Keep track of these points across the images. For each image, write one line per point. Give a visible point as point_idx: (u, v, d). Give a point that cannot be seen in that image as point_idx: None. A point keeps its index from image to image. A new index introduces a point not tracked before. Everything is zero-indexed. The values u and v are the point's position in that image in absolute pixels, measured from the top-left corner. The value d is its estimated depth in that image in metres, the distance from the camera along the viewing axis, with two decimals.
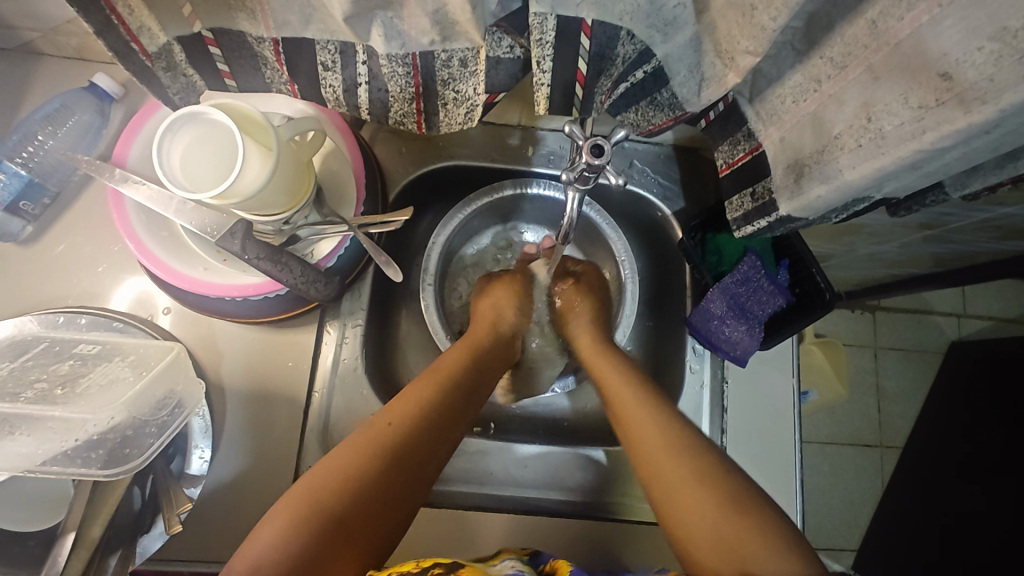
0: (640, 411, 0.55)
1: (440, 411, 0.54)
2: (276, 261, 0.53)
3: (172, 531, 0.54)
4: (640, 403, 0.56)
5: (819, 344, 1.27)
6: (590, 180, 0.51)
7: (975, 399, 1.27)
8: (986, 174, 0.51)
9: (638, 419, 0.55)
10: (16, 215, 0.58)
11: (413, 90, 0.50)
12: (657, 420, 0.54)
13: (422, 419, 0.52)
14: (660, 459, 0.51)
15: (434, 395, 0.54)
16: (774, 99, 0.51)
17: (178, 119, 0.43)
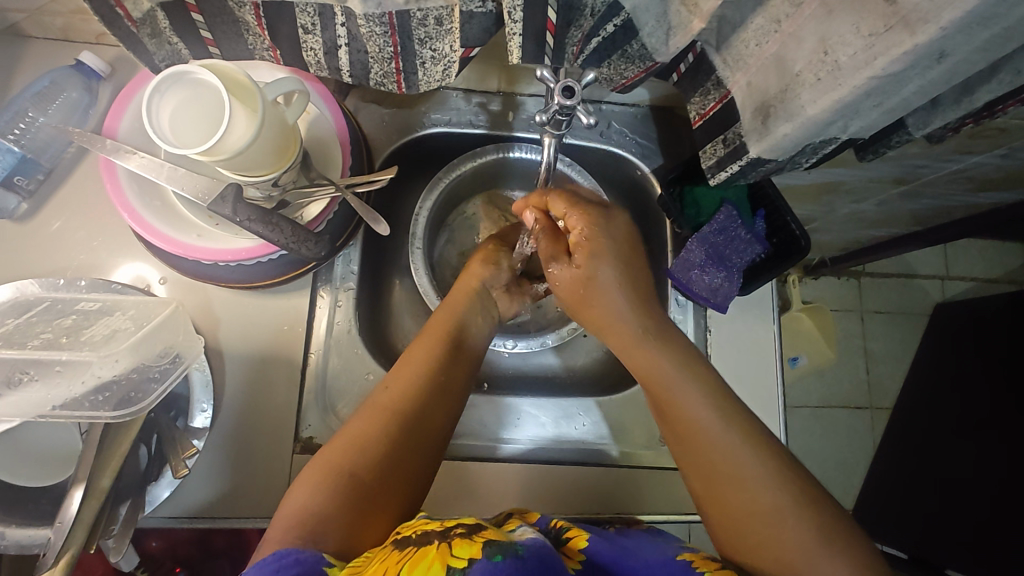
0: (708, 438, 0.50)
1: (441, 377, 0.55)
2: (266, 222, 0.54)
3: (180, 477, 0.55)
4: (717, 429, 0.50)
5: (806, 310, 1.30)
6: (564, 126, 0.53)
7: (959, 355, 1.31)
8: (947, 110, 0.54)
9: (706, 442, 0.50)
10: (11, 191, 0.60)
11: (392, 50, 0.51)
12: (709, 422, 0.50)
13: (418, 388, 0.54)
14: (735, 491, 0.48)
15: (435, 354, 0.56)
16: (738, 44, 0.52)
17: (164, 80, 0.44)
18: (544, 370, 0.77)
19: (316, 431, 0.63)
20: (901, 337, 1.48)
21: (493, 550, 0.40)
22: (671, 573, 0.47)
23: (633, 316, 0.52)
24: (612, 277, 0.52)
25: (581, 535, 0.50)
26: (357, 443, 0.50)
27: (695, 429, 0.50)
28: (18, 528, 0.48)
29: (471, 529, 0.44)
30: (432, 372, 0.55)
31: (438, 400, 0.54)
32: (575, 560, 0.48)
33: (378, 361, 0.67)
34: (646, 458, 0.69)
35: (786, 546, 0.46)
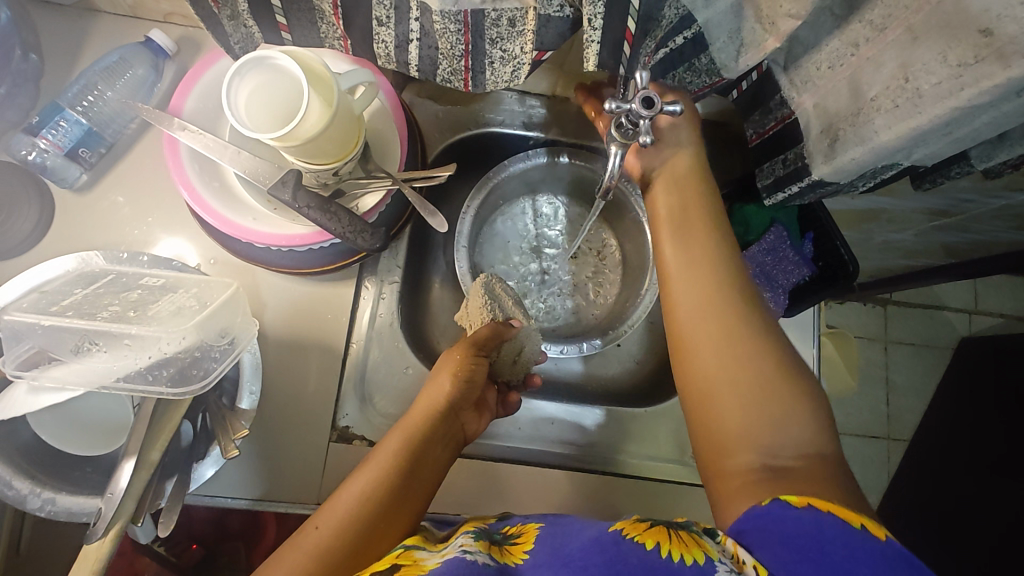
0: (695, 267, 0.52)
1: (396, 495, 0.50)
2: (325, 211, 0.54)
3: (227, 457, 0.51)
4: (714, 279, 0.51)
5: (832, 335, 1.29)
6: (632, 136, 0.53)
7: (985, 393, 1.29)
8: (1013, 145, 0.53)
9: (696, 294, 0.51)
10: (75, 162, 0.60)
11: (463, 47, 0.51)
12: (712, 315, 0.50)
13: (365, 512, 0.49)
14: (704, 340, 0.49)
15: (386, 481, 0.51)
16: (810, 65, 0.52)
17: (247, 63, 0.44)
18: (576, 377, 0.77)
19: (353, 421, 0.64)
20: (924, 370, 1.47)
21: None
22: (611, 546, 0.42)
23: (695, 155, 0.58)
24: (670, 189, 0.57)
25: (528, 538, 0.48)
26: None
27: (686, 288, 0.51)
28: (68, 496, 0.47)
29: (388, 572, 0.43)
30: (378, 494, 0.50)
31: (398, 509, 0.50)
32: (517, 555, 0.46)
33: (416, 355, 0.67)
34: (675, 473, 0.69)
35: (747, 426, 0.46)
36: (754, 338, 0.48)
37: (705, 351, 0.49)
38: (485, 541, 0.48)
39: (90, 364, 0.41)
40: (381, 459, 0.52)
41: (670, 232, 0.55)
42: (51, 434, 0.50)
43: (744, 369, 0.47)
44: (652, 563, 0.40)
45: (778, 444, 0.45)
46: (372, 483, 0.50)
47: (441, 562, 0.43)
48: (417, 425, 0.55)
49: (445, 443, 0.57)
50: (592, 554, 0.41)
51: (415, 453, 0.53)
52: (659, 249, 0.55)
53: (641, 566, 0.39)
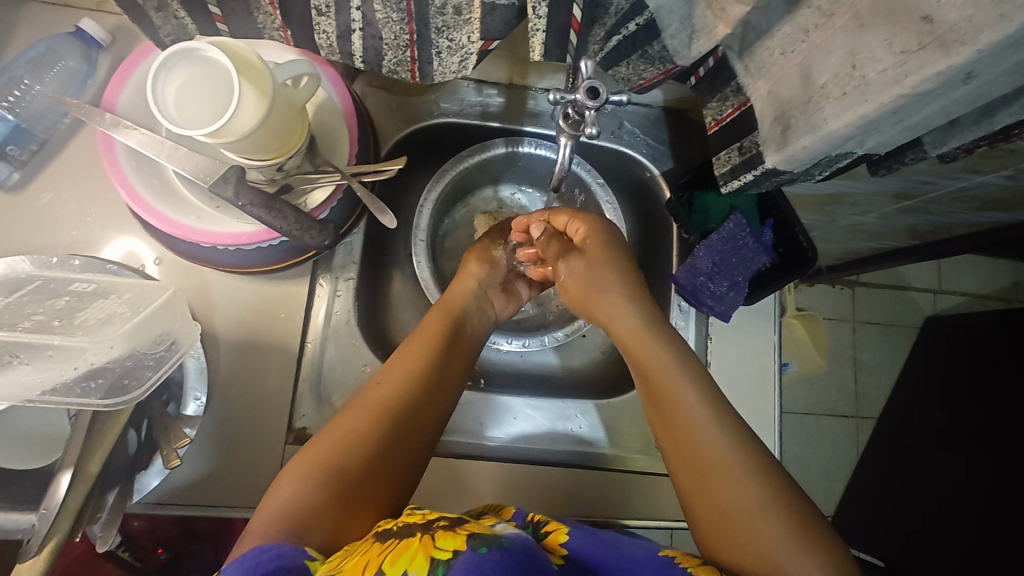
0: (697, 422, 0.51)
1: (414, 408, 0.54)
2: (270, 208, 0.52)
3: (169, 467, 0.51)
4: (704, 418, 0.51)
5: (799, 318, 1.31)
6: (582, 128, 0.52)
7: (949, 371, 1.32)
8: (964, 131, 0.53)
9: (688, 412, 0.51)
10: (4, 160, 0.58)
11: (407, 37, 0.49)
12: (703, 413, 0.51)
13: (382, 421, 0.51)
14: (699, 436, 0.50)
15: (401, 398, 0.53)
16: (762, 52, 0.51)
17: (174, 55, 0.43)
18: (541, 369, 0.76)
19: (310, 422, 0.62)
20: (891, 349, 1.51)
21: (478, 541, 0.37)
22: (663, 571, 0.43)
23: (641, 312, 0.58)
24: (610, 282, 0.60)
25: (560, 529, 0.48)
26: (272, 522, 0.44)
27: (682, 407, 0.52)
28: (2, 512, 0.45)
29: (454, 521, 0.42)
30: (396, 406, 0.53)
31: (414, 419, 0.53)
32: (556, 555, 0.46)
33: (375, 352, 0.66)
34: (641, 463, 0.69)
35: (764, 545, 0.45)
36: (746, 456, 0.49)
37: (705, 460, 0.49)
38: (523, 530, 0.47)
39: (13, 377, 0.39)
40: (394, 377, 0.55)
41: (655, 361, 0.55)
42: None
43: (735, 470, 0.48)
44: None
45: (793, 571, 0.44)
46: (391, 400, 0.53)
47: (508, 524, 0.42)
48: (428, 337, 0.58)
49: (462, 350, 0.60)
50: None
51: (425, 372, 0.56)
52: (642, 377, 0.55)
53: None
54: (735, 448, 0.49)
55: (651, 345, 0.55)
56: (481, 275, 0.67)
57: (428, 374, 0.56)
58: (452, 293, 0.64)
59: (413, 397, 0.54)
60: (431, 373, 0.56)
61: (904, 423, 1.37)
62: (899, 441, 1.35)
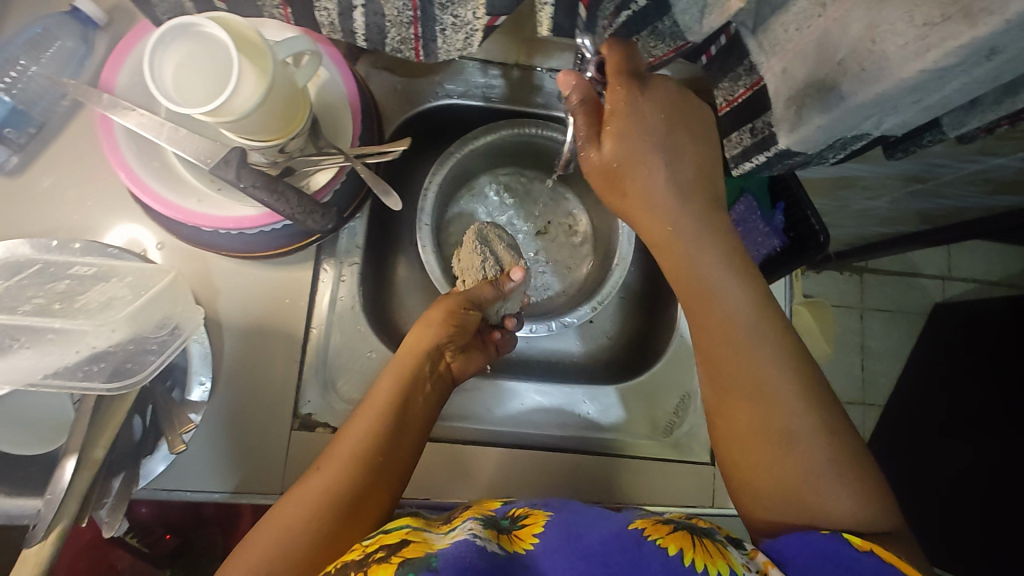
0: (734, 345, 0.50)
1: (375, 468, 0.52)
2: (272, 190, 0.51)
3: (175, 453, 0.52)
4: (739, 339, 0.50)
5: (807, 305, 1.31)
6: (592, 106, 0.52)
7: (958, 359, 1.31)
8: (985, 110, 0.52)
9: (727, 330, 0.50)
10: (2, 143, 0.57)
11: (411, 12, 0.48)
12: (750, 335, 0.49)
13: (355, 472, 0.51)
14: (736, 358, 0.49)
15: (366, 455, 0.52)
16: (777, 27, 0.50)
17: (169, 31, 0.41)
18: (549, 355, 0.76)
19: (315, 408, 0.62)
20: (899, 336, 1.51)
21: (405, 570, 0.40)
22: (632, 544, 0.43)
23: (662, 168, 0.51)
24: (655, 169, 0.51)
25: (537, 521, 0.47)
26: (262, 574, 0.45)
27: (720, 327, 0.50)
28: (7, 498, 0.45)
29: (392, 548, 0.43)
30: (356, 471, 0.51)
31: (382, 473, 0.52)
32: (525, 543, 0.45)
33: (381, 338, 0.65)
34: (651, 450, 0.68)
35: (803, 484, 0.46)
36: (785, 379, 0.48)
37: (738, 415, 0.49)
38: (492, 528, 0.47)
39: (15, 360, 0.38)
40: (352, 436, 0.53)
41: (697, 255, 0.52)
42: None
43: (772, 399, 0.48)
44: (674, 567, 0.42)
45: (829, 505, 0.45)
46: (353, 458, 0.51)
47: (450, 544, 0.43)
48: (390, 395, 0.56)
49: (419, 419, 0.57)
50: (614, 551, 0.43)
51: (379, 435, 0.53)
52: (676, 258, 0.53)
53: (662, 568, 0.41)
54: (776, 368, 0.48)
55: (683, 249, 0.52)
56: (440, 338, 0.60)
57: (376, 440, 0.53)
58: (410, 349, 0.59)
59: (374, 459, 0.52)
60: (392, 416, 0.54)
61: (908, 409, 1.37)
62: (904, 425, 1.35)
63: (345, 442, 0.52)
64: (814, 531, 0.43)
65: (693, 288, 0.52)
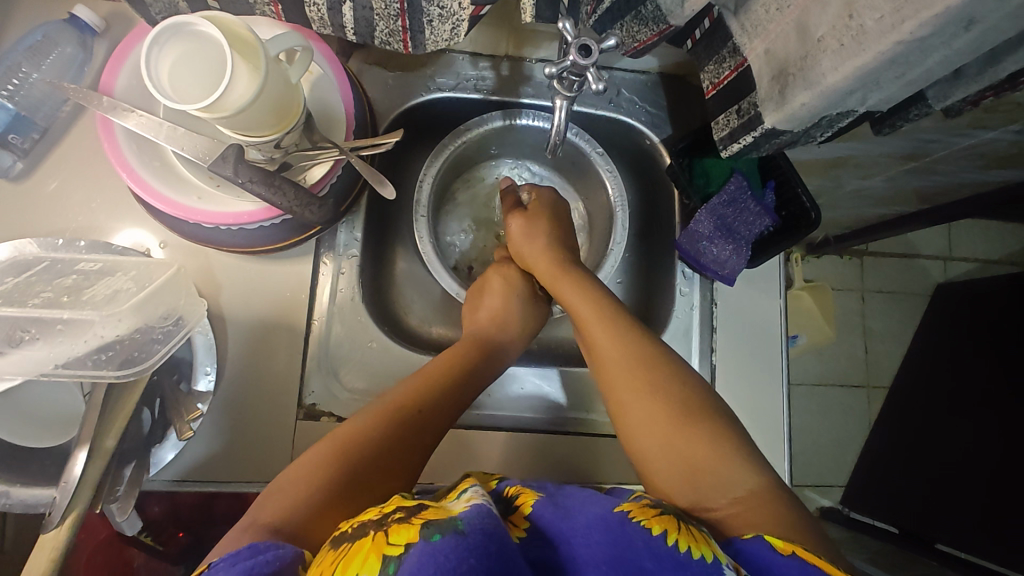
0: (609, 342, 0.57)
1: (424, 417, 0.53)
2: (269, 184, 0.53)
3: (184, 439, 0.56)
4: (618, 342, 0.57)
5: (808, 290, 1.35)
6: (578, 87, 0.53)
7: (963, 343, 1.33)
8: (968, 82, 0.53)
9: (611, 351, 0.57)
10: (5, 149, 0.58)
11: (398, 6, 0.49)
12: (622, 349, 0.56)
13: (398, 414, 0.52)
14: (616, 361, 0.56)
15: (421, 403, 0.54)
16: (757, 9, 0.51)
17: (163, 32, 0.43)
18: (548, 342, 0.77)
19: (320, 398, 0.63)
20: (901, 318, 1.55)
21: (431, 529, 0.35)
22: (618, 526, 0.39)
23: (553, 247, 0.68)
24: (535, 239, 0.68)
25: (527, 501, 0.44)
26: (297, 500, 0.43)
27: (597, 333, 0.58)
28: (23, 487, 0.47)
29: (411, 510, 0.39)
30: (412, 402, 0.54)
31: (420, 429, 0.52)
32: (520, 528, 0.42)
33: (382, 329, 0.67)
34: None
35: (693, 470, 0.47)
36: (643, 346, 0.56)
37: (625, 385, 0.54)
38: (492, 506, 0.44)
39: (28, 352, 0.39)
40: (421, 381, 0.56)
41: (563, 282, 0.64)
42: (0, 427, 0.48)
43: (647, 377, 0.53)
44: (659, 551, 0.37)
45: (717, 490, 0.45)
46: (412, 394, 0.55)
47: (468, 507, 0.40)
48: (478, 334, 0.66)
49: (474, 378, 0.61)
50: (597, 533, 0.39)
51: (447, 385, 0.57)
52: (562, 291, 0.64)
53: (647, 553, 0.36)
54: (638, 353, 0.56)
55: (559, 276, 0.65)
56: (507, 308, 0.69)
57: (437, 390, 0.56)
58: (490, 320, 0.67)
59: (429, 408, 0.54)
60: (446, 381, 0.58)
61: (919, 393, 1.42)
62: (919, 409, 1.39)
63: (402, 386, 0.56)
64: (740, 537, 0.40)
65: (582, 324, 0.60)
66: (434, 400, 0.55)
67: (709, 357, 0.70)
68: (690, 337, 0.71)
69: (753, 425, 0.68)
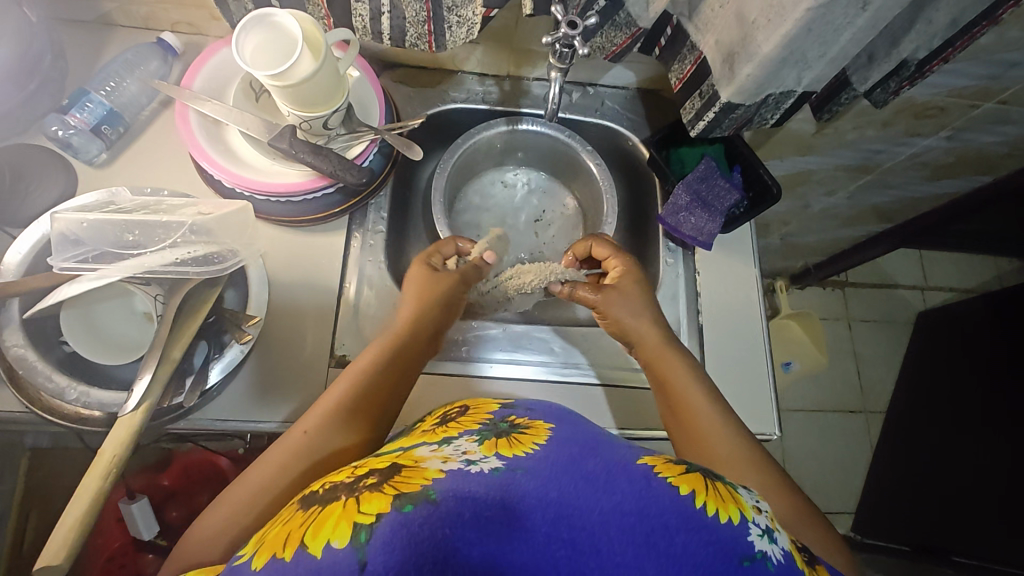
0: (691, 393, 0.63)
1: (352, 423, 0.56)
2: (316, 152, 0.65)
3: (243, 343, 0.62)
4: (700, 399, 0.63)
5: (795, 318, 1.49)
6: (568, 60, 0.67)
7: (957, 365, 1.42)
8: (880, 63, 0.66)
9: (694, 402, 0.63)
10: (98, 138, 0.69)
11: (425, 14, 0.63)
12: (703, 402, 0.63)
13: (327, 429, 0.55)
14: (697, 410, 0.62)
15: (345, 410, 0.57)
16: (706, 9, 0.64)
17: (250, 21, 0.56)
18: (551, 317, 0.85)
19: (349, 349, 0.70)
20: (887, 345, 1.66)
21: (403, 500, 0.39)
22: (642, 479, 0.44)
23: (647, 313, 0.69)
24: (622, 304, 0.70)
25: (539, 433, 0.51)
26: (224, 524, 0.50)
27: (683, 386, 0.64)
28: (100, 389, 0.56)
29: (385, 475, 0.43)
30: (341, 408, 0.57)
31: (344, 435, 0.55)
32: (526, 446, 0.48)
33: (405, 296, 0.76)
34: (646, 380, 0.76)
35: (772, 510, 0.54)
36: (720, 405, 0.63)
37: (703, 431, 0.61)
38: (492, 438, 0.50)
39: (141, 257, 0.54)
40: (341, 388, 0.58)
41: (654, 340, 0.68)
42: (85, 347, 0.58)
43: (721, 431, 0.60)
44: (682, 506, 0.43)
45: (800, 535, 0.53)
46: (342, 400, 0.57)
47: (445, 473, 0.43)
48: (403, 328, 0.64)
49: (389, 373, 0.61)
50: (619, 481, 0.44)
51: (359, 389, 0.58)
52: (649, 347, 0.68)
53: (676, 511, 0.42)
54: (718, 411, 0.62)
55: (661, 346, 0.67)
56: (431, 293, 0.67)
57: (358, 391, 0.58)
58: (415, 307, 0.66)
59: (355, 413, 0.57)
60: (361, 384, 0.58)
61: (919, 418, 1.48)
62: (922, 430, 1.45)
63: (335, 386, 0.58)
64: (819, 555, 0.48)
65: (665, 375, 0.66)
66: (359, 400, 0.58)
67: (695, 317, 0.78)
68: (677, 301, 0.80)
69: (739, 375, 0.76)
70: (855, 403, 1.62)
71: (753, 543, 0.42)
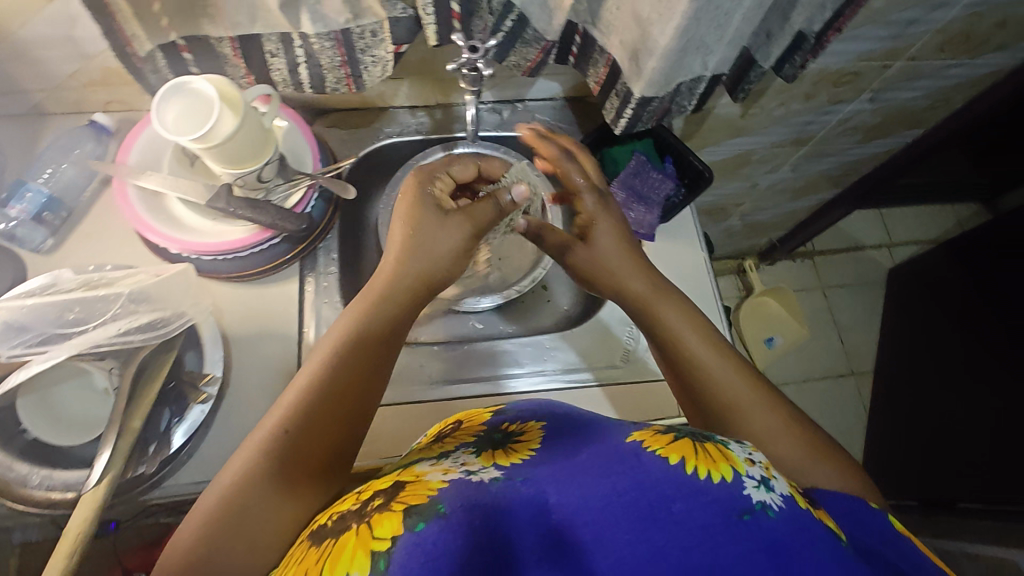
0: (705, 353, 0.62)
1: (329, 414, 0.53)
2: (252, 206, 0.67)
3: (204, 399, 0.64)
4: (715, 356, 0.62)
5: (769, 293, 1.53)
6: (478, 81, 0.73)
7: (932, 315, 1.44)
8: (778, 38, 0.69)
9: (711, 364, 0.61)
10: (41, 225, 0.71)
11: (340, 59, 0.66)
12: (716, 364, 0.61)
13: (302, 421, 0.52)
14: (713, 371, 0.61)
15: (318, 399, 0.53)
16: (607, 14, 0.66)
17: (166, 91, 0.58)
18: (515, 330, 0.87)
19: None
20: (864, 307, 1.69)
21: (414, 519, 0.40)
22: (632, 457, 0.46)
23: (640, 273, 0.67)
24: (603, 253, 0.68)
25: (531, 439, 0.53)
26: (200, 537, 0.48)
27: (697, 348, 0.62)
28: (62, 470, 0.57)
29: (389, 495, 0.44)
30: (310, 406, 0.53)
31: (320, 431, 0.53)
32: (521, 454, 0.51)
33: None
34: (614, 376, 0.78)
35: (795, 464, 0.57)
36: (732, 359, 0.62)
37: (722, 392, 0.60)
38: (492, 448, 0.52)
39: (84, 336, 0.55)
40: (311, 375, 0.54)
41: (657, 300, 0.66)
42: (45, 431, 0.59)
43: (740, 388, 0.60)
44: (675, 473, 0.44)
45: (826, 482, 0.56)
46: (312, 393, 0.53)
47: (448, 484, 0.45)
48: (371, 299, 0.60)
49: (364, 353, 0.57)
50: (615, 464, 0.45)
51: (332, 376, 0.54)
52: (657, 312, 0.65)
53: (678, 483, 0.43)
54: (733, 368, 0.61)
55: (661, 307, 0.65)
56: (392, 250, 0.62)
57: (329, 379, 0.54)
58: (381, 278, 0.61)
59: (331, 403, 0.53)
60: (332, 372, 0.55)
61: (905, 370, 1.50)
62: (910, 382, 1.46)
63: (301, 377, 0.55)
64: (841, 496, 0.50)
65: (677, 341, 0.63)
66: (336, 387, 0.54)
67: None
68: None
69: None
70: (842, 368, 1.64)
71: (749, 496, 0.42)
